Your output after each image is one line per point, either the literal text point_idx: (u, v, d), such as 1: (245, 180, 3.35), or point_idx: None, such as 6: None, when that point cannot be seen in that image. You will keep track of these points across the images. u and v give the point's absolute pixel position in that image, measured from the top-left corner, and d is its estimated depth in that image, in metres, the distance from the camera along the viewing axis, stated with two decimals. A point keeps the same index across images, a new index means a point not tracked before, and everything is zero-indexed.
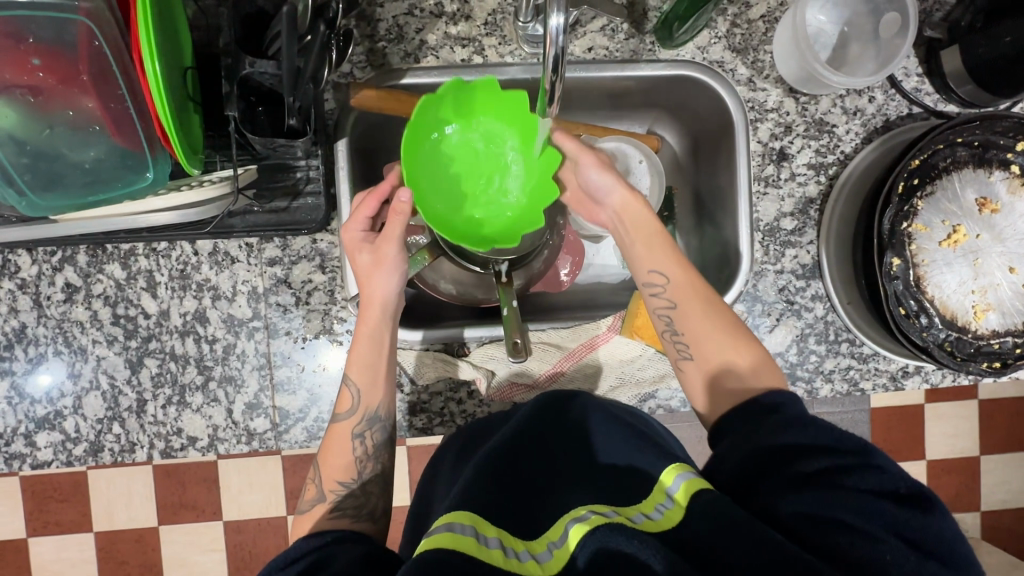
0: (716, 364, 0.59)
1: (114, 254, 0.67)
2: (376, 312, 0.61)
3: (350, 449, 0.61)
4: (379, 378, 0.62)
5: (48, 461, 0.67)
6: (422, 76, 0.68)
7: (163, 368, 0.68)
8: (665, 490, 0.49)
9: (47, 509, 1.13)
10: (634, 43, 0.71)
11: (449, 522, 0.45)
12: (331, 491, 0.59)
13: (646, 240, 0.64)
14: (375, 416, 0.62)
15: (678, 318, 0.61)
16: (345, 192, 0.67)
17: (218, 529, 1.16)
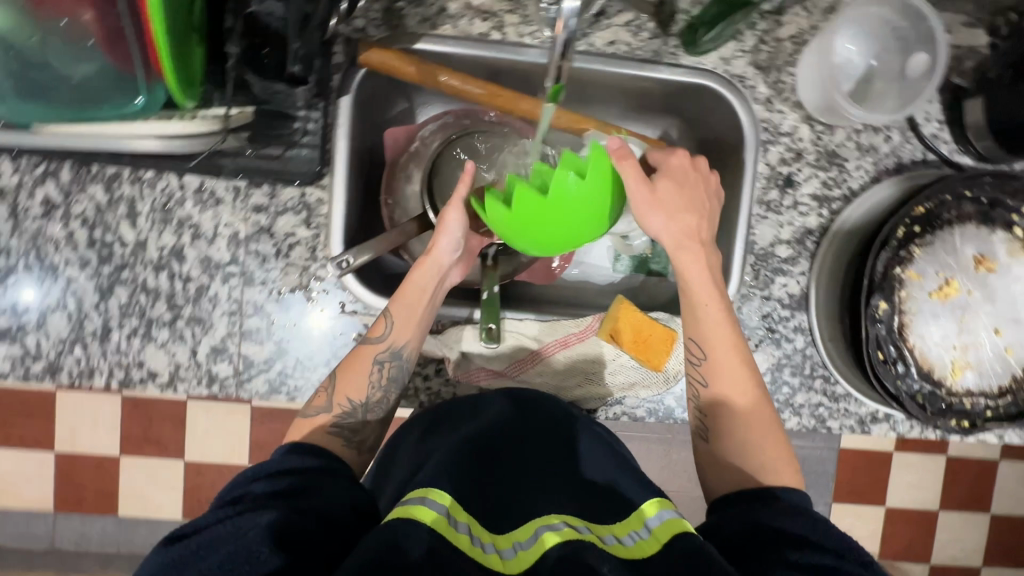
0: (734, 441, 0.60)
1: (98, 176, 0.65)
2: (426, 264, 0.64)
3: (368, 372, 0.62)
4: (414, 320, 0.63)
5: (4, 373, 0.66)
6: (436, 44, 0.67)
7: (133, 299, 0.67)
8: (645, 518, 0.48)
9: (9, 423, 1.13)
10: (657, 43, 0.69)
11: (422, 498, 0.45)
12: (337, 404, 0.60)
13: (690, 306, 0.64)
14: (399, 353, 0.63)
15: (707, 397, 0.63)
16: (343, 149, 0.66)
17: (177, 468, 1.16)
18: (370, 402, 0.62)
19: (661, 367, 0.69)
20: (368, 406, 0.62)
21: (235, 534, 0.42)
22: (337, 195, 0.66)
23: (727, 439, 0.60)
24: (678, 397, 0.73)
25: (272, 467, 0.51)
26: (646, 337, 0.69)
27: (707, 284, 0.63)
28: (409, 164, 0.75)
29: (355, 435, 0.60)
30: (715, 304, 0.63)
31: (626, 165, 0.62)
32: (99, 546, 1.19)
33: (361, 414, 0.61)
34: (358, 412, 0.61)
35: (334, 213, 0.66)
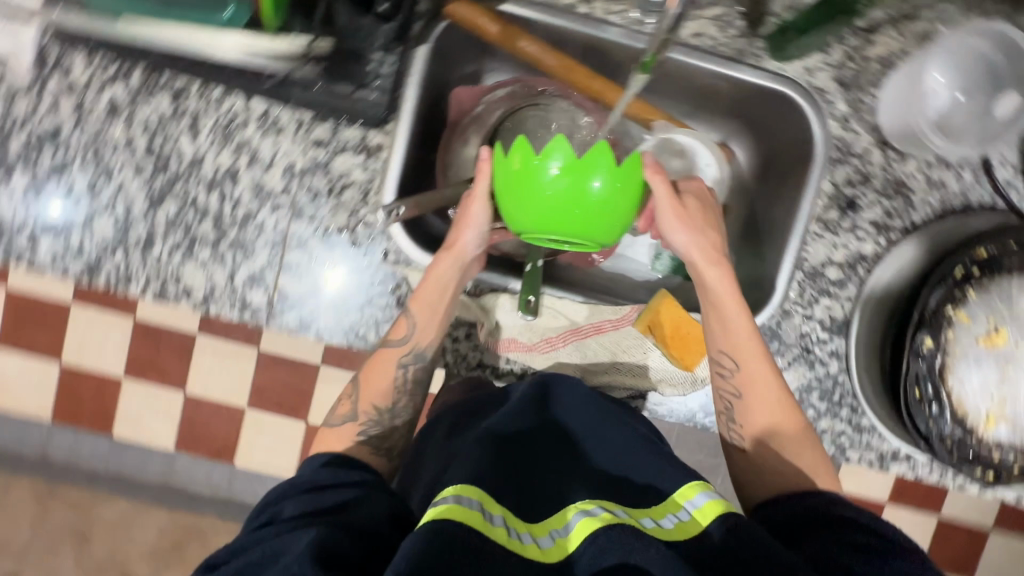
0: (769, 451, 0.61)
1: (168, 86, 0.65)
2: (450, 260, 0.64)
3: (392, 376, 0.65)
4: (436, 317, 0.65)
5: (45, 266, 0.67)
6: (522, 8, 0.66)
7: (181, 213, 0.67)
8: (684, 501, 0.48)
9: (24, 328, 1.14)
10: (742, 42, 0.68)
11: (456, 496, 0.43)
12: (364, 413, 0.64)
13: (717, 315, 0.64)
14: (421, 354, 0.65)
15: (739, 407, 0.64)
16: (411, 101, 0.66)
17: (177, 399, 1.16)
18: (397, 407, 0.66)
19: (692, 368, 0.69)
20: (394, 411, 0.66)
21: (277, 554, 0.43)
22: (398, 144, 0.66)
23: (764, 448, 0.62)
24: (703, 404, 0.71)
25: (304, 484, 0.53)
26: (682, 334, 0.69)
27: (732, 295, 0.63)
28: (470, 127, 0.74)
29: (380, 441, 0.64)
30: (741, 316, 0.63)
31: (659, 179, 0.63)
32: (91, 461, 1.21)
33: (388, 416, 0.65)
34: (386, 416, 0.65)
35: (394, 161, 0.66)
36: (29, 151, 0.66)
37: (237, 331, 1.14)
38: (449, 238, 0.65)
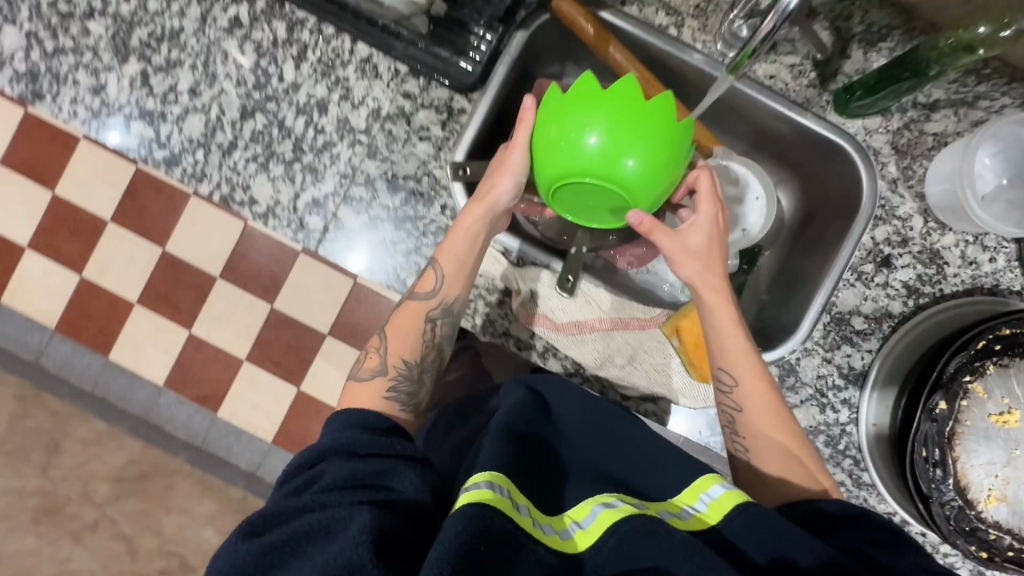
0: (771, 463, 0.63)
1: (287, 16, 0.71)
2: (479, 211, 0.66)
3: (419, 329, 0.67)
4: (463, 270, 0.67)
5: (130, 148, 0.71)
6: (618, 18, 0.72)
7: (266, 129, 0.71)
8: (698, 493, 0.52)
9: (55, 235, 1.13)
10: (811, 93, 0.73)
11: (490, 481, 0.45)
12: (394, 367, 0.66)
13: (716, 332, 0.64)
14: (448, 308, 0.67)
15: (742, 422, 0.64)
16: (499, 76, 0.70)
17: (181, 336, 1.15)
18: (425, 361, 0.68)
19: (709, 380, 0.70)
20: (422, 365, 0.68)
21: (330, 527, 0.44)
22: (479, 112, 0.70)
23: (768, 459, 0.63)
24: (710, 421, 0.73)
25: (346, 447, 0.54)
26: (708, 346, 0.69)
27: (728, 312, 0.64)
28: None
29: (408, 400, 0.67)
30: (738, 334, 0.64)
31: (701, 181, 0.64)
32: (77, 380, 1.18)
33: (417, 374, 0.67)
34: (414, 372, 0.67)
35: (471, 125, 0.70)
36: (147, 45, 0.71)
37: (254, 284, 1.11)
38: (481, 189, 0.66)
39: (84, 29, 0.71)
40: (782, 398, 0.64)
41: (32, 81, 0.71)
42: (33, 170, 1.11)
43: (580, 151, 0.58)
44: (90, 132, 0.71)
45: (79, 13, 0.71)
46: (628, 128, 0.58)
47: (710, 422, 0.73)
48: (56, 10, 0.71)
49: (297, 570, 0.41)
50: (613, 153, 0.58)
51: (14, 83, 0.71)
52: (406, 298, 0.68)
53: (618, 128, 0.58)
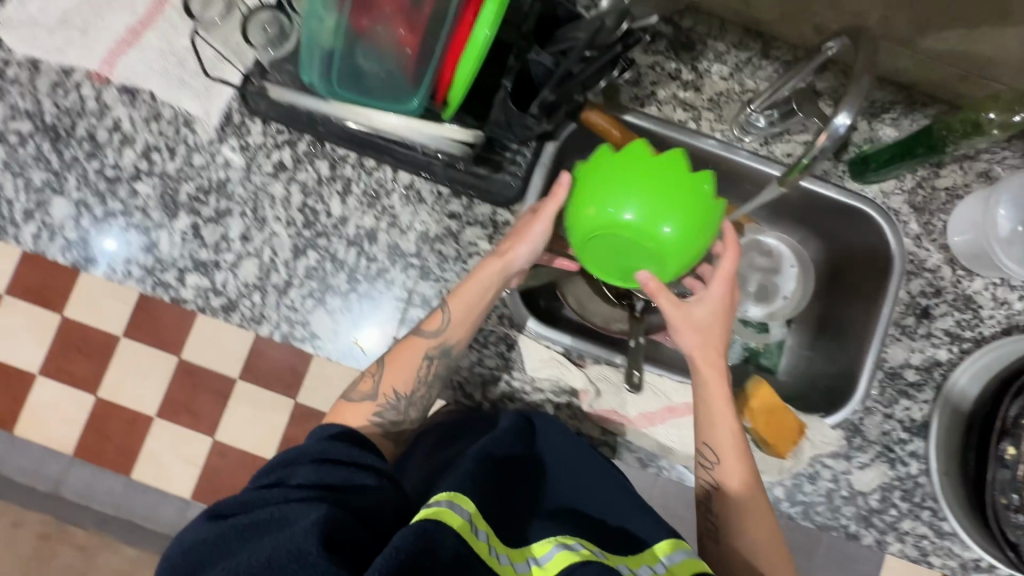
0: (740, 545, 0.63)
1: (328, 155, 0.74)
2: (496, 265, 0.67)
3: (416, 365, 0.66)
4: (470, 319, 0.67)
5: (187, 300, 0.72)
6: (640, 119, 0.75)
7: (319, 264, 0.73)
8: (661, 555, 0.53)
9: (65, 358, 1.12)
10: (828, 165, 0.77)
11: (450, 500, 0.46)
12: (384, 395, 0.66)
13: (706, 406, 0.66)
14: (447, 350, 0.67)
15: (717, 500, 0.65)
16: (538, 187, 0.74)
17: (202, 446, 1.14)
18: (414, 397, 0.67)
19: (783, 454, 0.71)
20: (411, 400, 0.67)
21: (286, 519, 0.45)
22: None
23: (735, 542, 0.63)
24: (787, 491, 0.74)
25: (317, 450, 0.55)
26: (775, 422, 0.71)
27: (721, 389, 0.66)
28: None
29: (393, 426, 0.66)
30: (727, 412, 0.66)
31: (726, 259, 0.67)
32: (100, 507, 1.15)
33: (403, 407, 0.67)
34: (401, 405, 0.66)
35: None
36: (196, 199, 0.73)
37: (277, 381, 1.12)
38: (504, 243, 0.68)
39: (132, 191, 0.73)
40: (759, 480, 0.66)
41: (83, 246, 0.72)
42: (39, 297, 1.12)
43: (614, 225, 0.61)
44: (145, 289, 0.72)
45: (126, 176, 0.73)
46: (666, 202, 0.60)
47: (788, 492, 0.74)
48: (103, 175, 0.73)
49: (247, 557, 0.42)
50: (649, 226, 0.60)
51: (65, 251, 0.72)
52: (411, 331, 0.68)
53: (655, 205, 0.60)
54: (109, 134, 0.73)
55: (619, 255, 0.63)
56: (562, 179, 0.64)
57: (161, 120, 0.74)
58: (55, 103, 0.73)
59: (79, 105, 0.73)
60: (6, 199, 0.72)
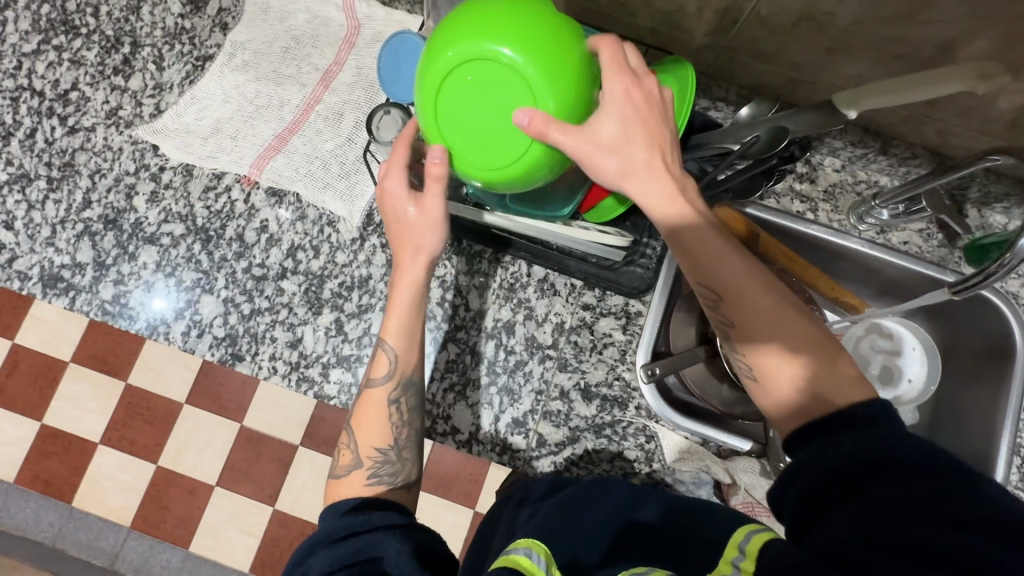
0: (779, 375, 0.49)
1: (466, 250, 0.77)
2: (414, 279, 0.59)
3: (383, 416, 0.59)
4: (409, 333, 0.60)
5: (330, 396, 0.73)
6: (765, 210, 0.78)
7: (460, 357, 0.75)
8: (736, 544, 0.42)
9: (130, 424, 1.17)
10: (943, 252, 0.80)
11: (526, 548, 0.44)
12: (368, 458, 0.57)
13: (677, 229, 0.52)
14: (410, 383, 0.61)
15: (733, 336, 0.52)
16: (668, 278, 0.76)
17: (268, 516, 1.17)
18: (400, 441, 0.59)
19: None
20: (400, 445, 0.59)
21: None
22: (655, 313, 0.75)
23: (771, 381, 0.49)
24: None
25: (325, 535, 0.49)
26: None
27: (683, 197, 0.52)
28: (681, 297, 0.85)
29: (396, 481, 0.57)
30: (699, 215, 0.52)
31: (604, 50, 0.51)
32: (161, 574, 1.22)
33: (397, 454, 0.58)
34: (393, 453, 0.58)
35: (650, 326, 0.75)
36: (338, 294, 0.76)
37: None
38: (415, 259, 0.59)
39: (278, 289, 0.75)
40: (763, 280, 0.51)
41: (231, 343, 0.74)
42: (106, 364, 1.16)
43: (463, 86, 0.47)
44: (290, 386, 0.73)
45: (272, 275, 0.76)
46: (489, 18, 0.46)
47: None
48: (251, 274, 0.76)
49: None
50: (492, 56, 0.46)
51: (213, 348, 0.74)
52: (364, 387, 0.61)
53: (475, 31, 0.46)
54: (257, 234, 0.77)
55: (479, 118, 0.48)
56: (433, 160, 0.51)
57: (306, 220, 0.77)
58: (206, 207, 0.77)
59: (229, 208, 0.77)
60: (158, 298, 0.75)
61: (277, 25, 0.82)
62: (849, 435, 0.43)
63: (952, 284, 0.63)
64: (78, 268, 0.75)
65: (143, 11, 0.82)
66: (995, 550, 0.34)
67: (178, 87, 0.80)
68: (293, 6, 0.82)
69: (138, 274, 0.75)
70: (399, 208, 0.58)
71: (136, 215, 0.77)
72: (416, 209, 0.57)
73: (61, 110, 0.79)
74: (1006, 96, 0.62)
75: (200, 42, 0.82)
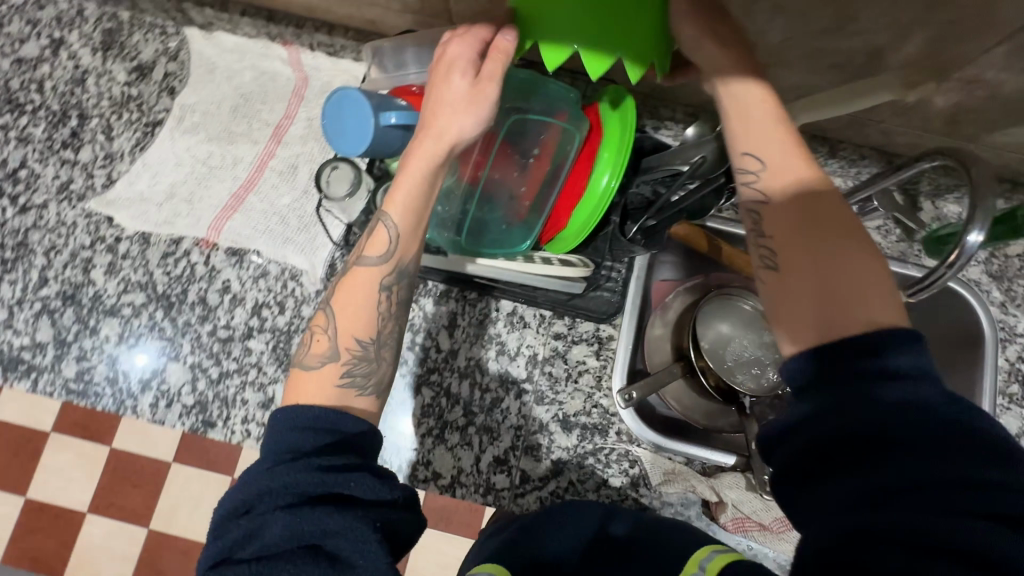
0: (830, 256, 0.44)
1: (431, 291, 0.77)
2: (431, 146, 0.53)
3: (372, 299, 0.53)
4: (419, 216, 0.54)
5: None
6: (719, 223, 0.82)
7: (435, 401, 0.74)
8: (699, 560, 0.50)
9: (117, 490, 1.13)
10: (903, 246, 0.81)
11: None
12: (346, 350, 0.51)
13: (748, 116, 0.50)
14: (403, 271, 0.54)
15: (774, 218, 0.48)
16: (635, 300, 0.76)
17: None
18: (383, 336, 0.53)
19: None
20: (381, 342, 0.53)
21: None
22: (626, 334, 0.76)
23: (817, 262, 0.45)
24: None
25: (289, 488, 0.43)
26: None
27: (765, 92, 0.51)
28: (653, 313, 0.86)
29: (368, 384, 0.51)
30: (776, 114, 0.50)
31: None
32: None
33: (376, 351, 0.52)
34: (373, 349, 0.52)
35: (623, 349, 0.76)
36: None
37: None
38: (443, 136, 0.53)
39: (245, 349, 0.74)
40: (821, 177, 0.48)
41: (202, 410, 0.72)
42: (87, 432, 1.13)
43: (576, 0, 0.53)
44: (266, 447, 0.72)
45: (238, 335, 0.75)
46: None
47: None
48: (216, 336, 0.75)
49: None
50: None
51: (183, 417, 0.72)
52: (353, 262, 0.54)
53: None
54: (219, 296, 0.76)
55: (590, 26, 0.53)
56: (506, 41, 0.54)
57: (269, 277, 0.77)
58: (166, 273, 0.76)
59: (189, 271, 0.76)
60: (123, 371, 0.73)
61: (224, 84, 0.82)
62: (853, 411, 0.40)
63: (907, 286, 0.62)
64: (39, 348, 0.74)
65: (89, 82, 0.82)
66: (988, 542, 0.34)
67: (129, 155, 0.80)
68: (238, 65, 0.82)
69: (100, 348, 0.74)
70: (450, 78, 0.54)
71: (94, 289, 0.76)
72: (472, 84, 0.53)
73: (11, 189, 0.78)
74: (940, 94, 0.63)
75: (148, 108, 0.81)
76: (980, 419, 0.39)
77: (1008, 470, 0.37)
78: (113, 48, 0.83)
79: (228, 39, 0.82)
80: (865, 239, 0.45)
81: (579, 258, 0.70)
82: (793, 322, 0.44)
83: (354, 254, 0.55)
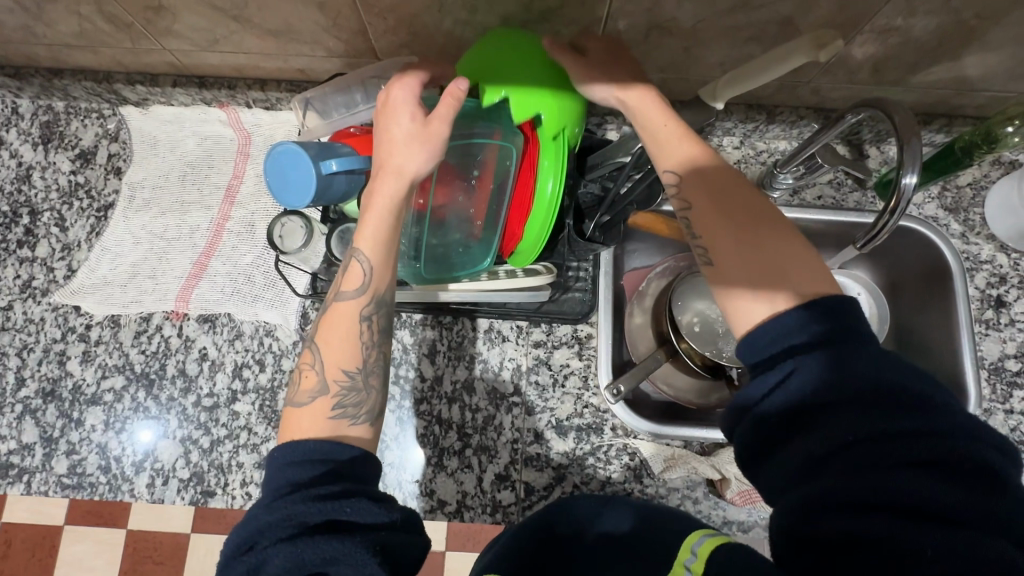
0: (767, 233, 0.47)
1: (406, 322, 0.78)
2: (394, 182, 0.54)
3: (355, 332, 0.53)
4: (392, 252, 0.55)
5: None
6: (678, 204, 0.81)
7: (429, 430, 0.74)
8: (690, 547, 0.47)
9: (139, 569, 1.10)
10: (857, 195, 0.82)
11: None
12: (335, 382, 0.51)
13: (653, 128, 0.54)
14: (381, 300, 0.54)
15: (703, 212, 0.50)
16: (608, 296, 0.77)
17: None
18: (369, 365, 0.53)
19: None
20: (369, 369, 0.53)
21: None
22: (604, 332, 0.76)
23: (754, 240, 0.47)
24: None
25: (285, 521, 0.42)
26: None
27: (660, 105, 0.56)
28: (630, 303, 0.87)
29: (361, 412, 0.51)
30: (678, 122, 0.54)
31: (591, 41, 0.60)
32: None
33: (364, 380, 0.52)
34: (360, 379, 0.52)
35: (603, 345, 0.76)
36: None
37: None
38: (401, 175, 0.54)
39: (233, 413, 0.74)
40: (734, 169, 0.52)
41: (199, 481, 0.72)
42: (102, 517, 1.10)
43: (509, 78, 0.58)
44: None
45: (224, 400, 0.75)
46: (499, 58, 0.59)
47: None
48: (202, 406, 0.75)
49: None
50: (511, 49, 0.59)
51: (182, 492, 0.72)
52: (331, 299, 0.54)
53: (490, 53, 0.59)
54: (198, 364, 0.76)
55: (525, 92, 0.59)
56: (459, 85, 0.54)
57: (244, 337, 0.77)
58: (142, 351, 0.76)
59: (165, 345, 0.77)
60: (115, 457, 0.73)
61: (169, 156, 0.83)
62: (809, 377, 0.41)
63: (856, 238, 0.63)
64: (27, 450, 0.73)
65: (34, 177, 0.82)
66: (941, 493, 0.36)
67: (86, 242, 0.80)
68: (179, 134, 0.83)
69: (88, 438, 0.74)
70: (395, 119, 0.55)
71: (73, 380, 0.76)
72: (418, 121, 0.55)
73: None
74: (858, 47, 0.65)
75: (97, 193, 0.82)
76: (907, 368, 0.41)
77: (931, 414, 0.39)
78: (53, 139, 0.83)
79: (166, 110, 0.81)
80: (780, 215, 0.48)
81: (541, 266, 0.71)
82: (735, 295, 0.46)
83: (330, 292, 0.55)
